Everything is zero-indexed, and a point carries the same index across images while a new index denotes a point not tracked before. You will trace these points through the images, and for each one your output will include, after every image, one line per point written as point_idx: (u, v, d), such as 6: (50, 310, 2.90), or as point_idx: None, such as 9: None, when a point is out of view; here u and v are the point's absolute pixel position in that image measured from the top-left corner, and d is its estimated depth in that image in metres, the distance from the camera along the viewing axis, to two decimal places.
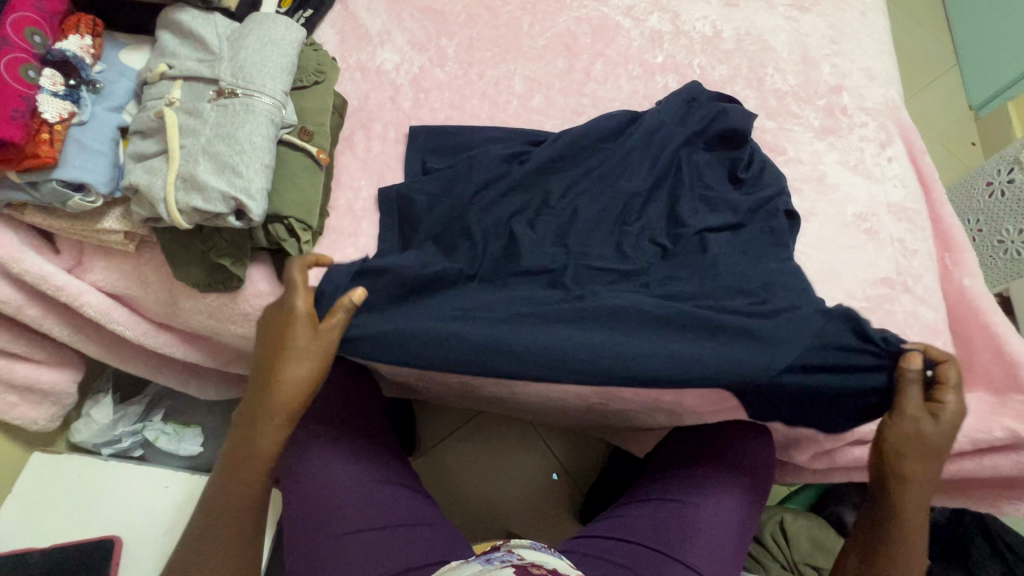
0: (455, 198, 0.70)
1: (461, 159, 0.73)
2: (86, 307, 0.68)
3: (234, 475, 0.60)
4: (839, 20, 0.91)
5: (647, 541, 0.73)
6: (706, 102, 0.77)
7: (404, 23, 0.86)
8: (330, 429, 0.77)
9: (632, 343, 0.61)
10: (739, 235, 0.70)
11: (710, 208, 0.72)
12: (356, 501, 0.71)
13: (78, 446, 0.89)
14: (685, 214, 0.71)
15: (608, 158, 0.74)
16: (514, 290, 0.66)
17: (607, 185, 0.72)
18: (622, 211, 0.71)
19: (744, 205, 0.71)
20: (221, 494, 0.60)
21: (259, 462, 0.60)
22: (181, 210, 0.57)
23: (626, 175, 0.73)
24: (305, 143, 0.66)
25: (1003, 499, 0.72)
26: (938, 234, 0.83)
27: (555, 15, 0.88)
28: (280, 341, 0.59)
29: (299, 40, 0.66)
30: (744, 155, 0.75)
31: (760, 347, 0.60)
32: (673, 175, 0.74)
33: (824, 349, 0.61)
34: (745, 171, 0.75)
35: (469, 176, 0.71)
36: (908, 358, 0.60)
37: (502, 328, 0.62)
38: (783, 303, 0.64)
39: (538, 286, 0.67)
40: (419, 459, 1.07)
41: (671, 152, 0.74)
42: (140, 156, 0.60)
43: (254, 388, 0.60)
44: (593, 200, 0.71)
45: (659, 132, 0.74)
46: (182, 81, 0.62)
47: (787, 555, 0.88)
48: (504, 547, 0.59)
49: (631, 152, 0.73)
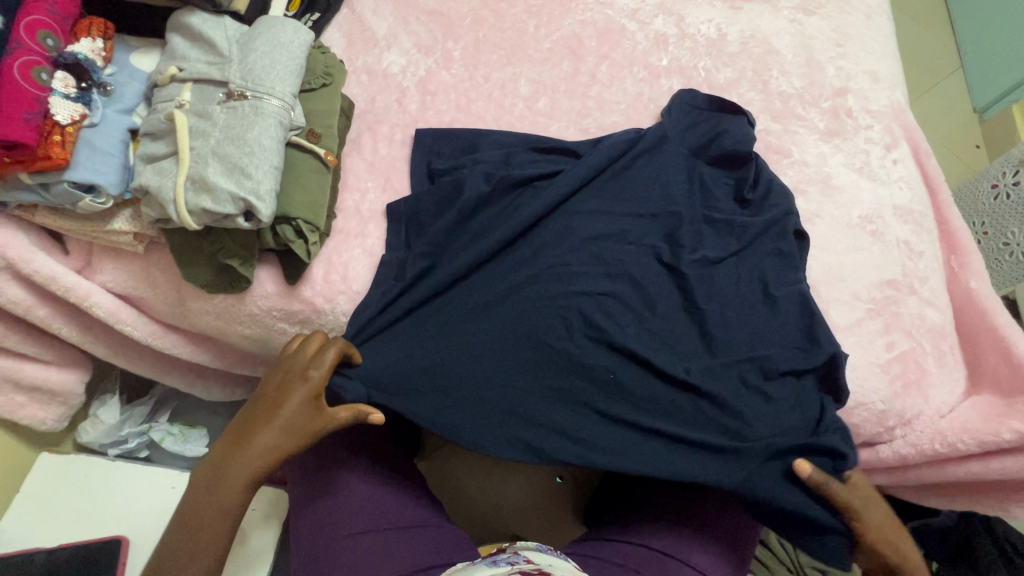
0: (456, 224, 0.70)
1: (465, 170, 0.73)
2: (94, 307, 0.68)
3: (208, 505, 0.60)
4: (844, 23, 0.91)
5: (658, 545, 0.73)
6: (707, 118, 0.78)
7: (410, 26, 0.86)
8: (340, 439, 0.77)
9: (607, 431, 0.65)
10: (739, 260, 0.71)
11: (714, 230, 0.73)
12: (364, 505, 0.71)
13: (85, 446, 0.89)
14: (686, 241, 0.70)
15: (610, 181, 0.73)
16: (501, 341, 0.65)
17: (609, 204, 0.71)
18: (624, 232, 0.70)
19: (756, 226, 0.71)
20: (189, 516, 0.60)
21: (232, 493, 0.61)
22: (190, 211, 0.58)
23: (629, 201, 0.72)
24: (314, 145, 0.66)
25: (1011, 502, 0.72)
26: (945, 237, 0.82)
27: (560, 18, 0.88)
28: (283, 411, 0.62)
29: (307, 42, 0.67)
30: (750, 174, 0.75)
31: (747, 428, 0.64)
32: (680, 192, 0.73)
33: (795, 418, 0.65)
34: (751, 191, 0.75)
35: (478, 192, 0.71)
36: (798, 468, 0.62)
37: (501, 395, 0.65)
38: (776, 347, 0.67)
39: (527, 336, 0.65)
40: (424, 462, 1.07)
41: (678, 174, 0.74)
42: (150, 157, 0.60)
43: (243, 426, 0.63)
44: (593, 211, 0.71)
45: (660, 146, 0.75)
46: (192, 84, 0.62)
47: (793, 559, 0.87)
48: (509, 549, 0.59)
49: (630, 171, 0.74)
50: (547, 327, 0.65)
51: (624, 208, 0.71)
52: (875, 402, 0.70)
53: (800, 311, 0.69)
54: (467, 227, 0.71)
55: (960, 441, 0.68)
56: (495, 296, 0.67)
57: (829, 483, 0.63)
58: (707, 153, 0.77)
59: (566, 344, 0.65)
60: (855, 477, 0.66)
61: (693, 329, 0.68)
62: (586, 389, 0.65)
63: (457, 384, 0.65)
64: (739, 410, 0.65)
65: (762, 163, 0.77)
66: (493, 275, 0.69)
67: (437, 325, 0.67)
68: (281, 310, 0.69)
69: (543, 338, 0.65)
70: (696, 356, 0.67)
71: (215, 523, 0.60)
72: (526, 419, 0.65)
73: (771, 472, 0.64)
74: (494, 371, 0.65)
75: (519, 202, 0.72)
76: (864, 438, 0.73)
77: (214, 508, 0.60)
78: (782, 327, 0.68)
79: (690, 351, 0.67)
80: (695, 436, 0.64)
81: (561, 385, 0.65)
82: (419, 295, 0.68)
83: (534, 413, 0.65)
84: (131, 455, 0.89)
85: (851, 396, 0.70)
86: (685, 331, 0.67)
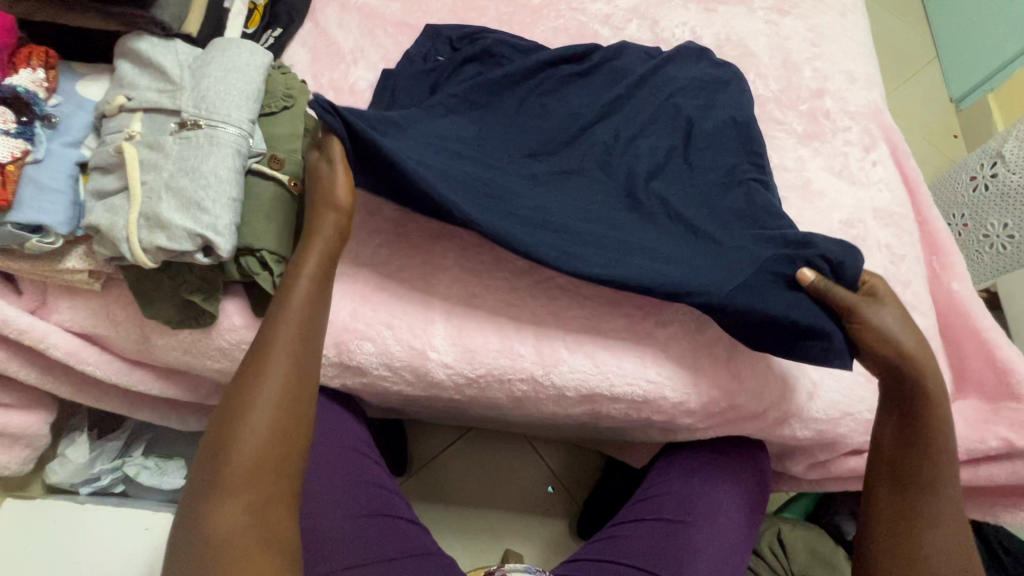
0: (474, 75, 0.73)
1: (488, 39, 0.75)
2: (52, 348, 0.65)
3: (260, 354, 0.52)
4: (820, 22, 0.90)
5: (647, 564, 0.71)
6: (672, 96, 0.75)
7: (377, 40, 0.83)
8: (320, 466, 0.72)
9: (498, 197, 0.62)
10: (694, 230, 0.65)
11: (637, 204, 0.67)
12: (346, 539, 0.68)
13: (55, 487, 0.85)
14: (587, 177, 0.68)
15: (636, 103, 0.74)
16: (487, 165, 0.65)
17: (634, 120, 0.73)
18: (551, 149, 0.70)
19: (714, 207, 0.68)
20: (247, 379, 0.51)
21: (286, 319, 0.54)
22: (145, 249, 0.55)
23: (552, 147, 0.70)
24: (276, 171, 0.63)
25: (1000, 506, 0.71)
26: (926, 238, 0.82)
27: (532, 26, 0.87)
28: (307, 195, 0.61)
29: (265, 64, 0.64)
30: (695, 170, 0.70)
31: (705, 271, 0.61)
32: (587, 165, 0.69)
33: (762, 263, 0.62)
34: (680, 174, 0.70)
35: (475, 62, 0.74)
36: (801, 277, 0.61)
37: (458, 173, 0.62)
38: (738, 200, 0.68)
39: (509, 146, 0.69)
40: (409, 479, 1.05)
41: (618, 133, 0.71)
42: (101, 193, 0.57)
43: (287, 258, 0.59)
44: (516, 140, 0.70)
45: (587, 111, 0.73)
46: (142, 113, 0.60)
47: (786, 567, 0.86)
48: (499, 571, 0.63)
49: (553, 101, 0.73)
50: (495, 153, 0.68)
51: (641, 123, 0.73)
52: (860, 412, 0.70)
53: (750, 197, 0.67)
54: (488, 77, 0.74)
55: None
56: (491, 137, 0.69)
57: (831, 288, 0.61)
58: (718, 110, 0.74)
59: (494, 171, 0.65)
60: (895, 306, 0.62)
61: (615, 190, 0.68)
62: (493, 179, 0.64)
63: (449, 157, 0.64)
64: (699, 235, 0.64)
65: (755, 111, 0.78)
66: (505, 105, 0.71)
67: (460, 115, 0.70)
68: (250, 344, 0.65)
69: (503, 139, 0.70)
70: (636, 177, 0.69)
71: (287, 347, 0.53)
72: (466, 186, 0.61)
73: (746, 292, 0.60)
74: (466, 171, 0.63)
75: (535, 103, 0.72)
76: (853, 446, 0.73)
77: (280, 326, 0.53)
78: (739, 202, 0.67)
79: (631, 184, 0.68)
80: (643, 253, 0.63)
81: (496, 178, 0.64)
82: (460, 78, 0.73)
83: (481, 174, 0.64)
84: (106, 490, 0.86)
85: (836, 406, 0.70)
86: (588, 175, 0.69)
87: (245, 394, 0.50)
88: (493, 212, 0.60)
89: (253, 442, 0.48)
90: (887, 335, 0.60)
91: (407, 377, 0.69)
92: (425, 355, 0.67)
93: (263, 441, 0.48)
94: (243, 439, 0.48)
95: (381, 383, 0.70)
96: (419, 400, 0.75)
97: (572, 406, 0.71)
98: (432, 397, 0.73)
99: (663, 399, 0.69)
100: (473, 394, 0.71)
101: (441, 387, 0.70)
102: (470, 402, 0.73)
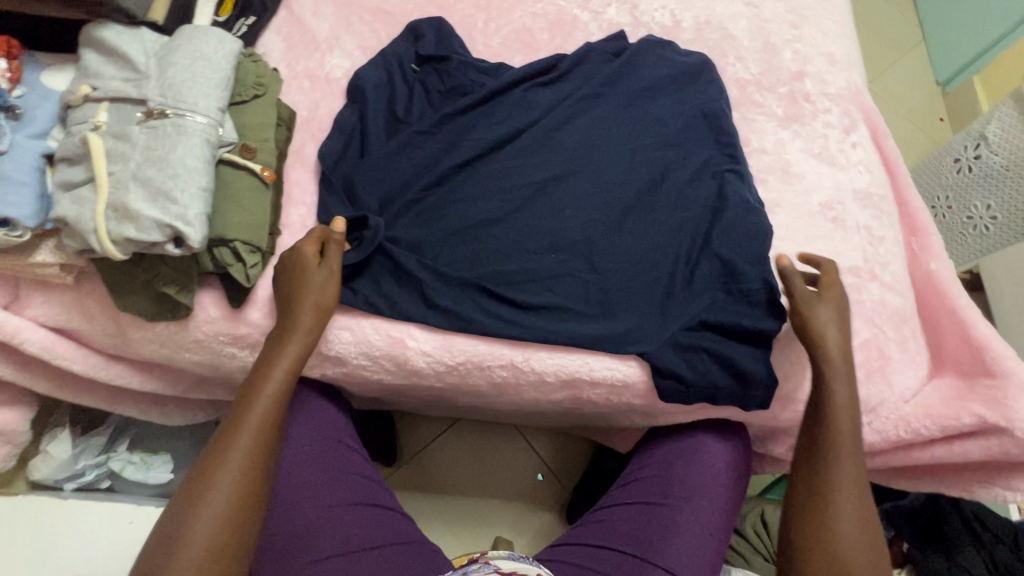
0: (443, 101, 0.77)
1: (454, 61, 0.78)
2: (25, 344, 0.64)
3: (227, 442, 0.55)
4: (800, 4, 0.90)
5: (629, 548, 0.71)
6: (642, 104, 0.78)
7: (352, 27, 0.83)
8: (315, 458, 0.72)
9: (475, 266, 0.69)
10: (648, 260, 0.71)
11: (606, 232, 0.71)
12: (336, 528, 0.68)
13: (37, 484, 0.85)
14: (559, 203, 0.72)
15: (606, 115, 0.77)
16: (461, 216, 0.70)
17: (592, 135, 0.75)
18: (525, 175, 0.73)
19: (674, 222, 0.72)
20: (211, 464, 0.53)
21: (257, 410, 0.56)
22: (114, 240, 0.54)
23: (523, 167, 0.73)
24: (248, 161, 0.63)
25: (976, 484, 0.72)
26: (905, 218, 0.82)
27: (509, 12, 0.86)
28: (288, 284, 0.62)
29: (233, 51, 0.63)
30: (661, 191, 0.74)
31: (635, 324, 0.68)
32: (559, 193, 0.72)
33: (705, 302, 0.69)
34: (648, 195, 0.74)
35: (440, 80, 0.78)
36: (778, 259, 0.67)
37: (437, 250, 0.69)
38: (694, 211, 0.73)
39: (485, 178, 0.72)
40: (399, 470, 1.05)
41: (590, 155, 0.74)
42: (67, 184, 0.57)
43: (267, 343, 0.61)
44: (491, 169, 0.73)
45: (557, 131, 0.75)
46: (108, 103, 0.59)
47: (769, 547, 0.87)
48: (480, 558, 0.62)
49: (525, 122, 0.76)
50: (472, 194, 0.71)
51: (597, 140, 0.75)
52: None
53: (704, 207, 0.74)
54: (459, 97, 0.77)
55: (923, 426, 0.69)
56: (468, 179, 0.72)
57: (793, 276, 0.66)
58: (689, 103, 0.79)
59: (469, 226, 0.70)
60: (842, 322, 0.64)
61: (583, 219, 0.71)
62: (467, 243, 0.70)
63: (427, 232, 0.70)
64: (647, 270, 0.70)
65: (725, 99, 0.81)
66: (477, 132, 0.74)
67: (433, 150, 0.73)
68: (227, 336, 0.65)
69: (477, 171, 0.73)
70: (603, 202, 0.72)
71: (250, 443, 0.55)
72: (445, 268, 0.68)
73: (682, 346, 0.68)
74: (444, 248, 0.70)
75: (508, 125, 0.75)
76: None
77: (253, 412, 0.56)
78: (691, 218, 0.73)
79: (599, 207, 0.72)
80: (590, 305, 0.69)
81: (471, 240, 0.70)
82: (435, 99, 0.77)
83: (457, 241, 0.70)
84: (92, 487, 0.86)
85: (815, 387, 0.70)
86: (560, 202, 0.72)
87: (206, 481, 0.53)
88: (464, 291, 0.68)
89: (205, 533, 0.51)
90: (819, 332, 0.63)
91: (387, 366, 0.69)
92: (404, 344, 0.67)
93: (218, 532, 0.51)
94: (194, 533, 0.50)
95: (361, 373, 0.70)
96: (402, 389, 0.75)
97: (553, 392, 0.71)
98: (414, 385, 0.73)
99: (643, 384, 0.69)
100: (453, 382, 0.71)
101: (421, 376, 0.70)
102: (451, 390, 0.73)
